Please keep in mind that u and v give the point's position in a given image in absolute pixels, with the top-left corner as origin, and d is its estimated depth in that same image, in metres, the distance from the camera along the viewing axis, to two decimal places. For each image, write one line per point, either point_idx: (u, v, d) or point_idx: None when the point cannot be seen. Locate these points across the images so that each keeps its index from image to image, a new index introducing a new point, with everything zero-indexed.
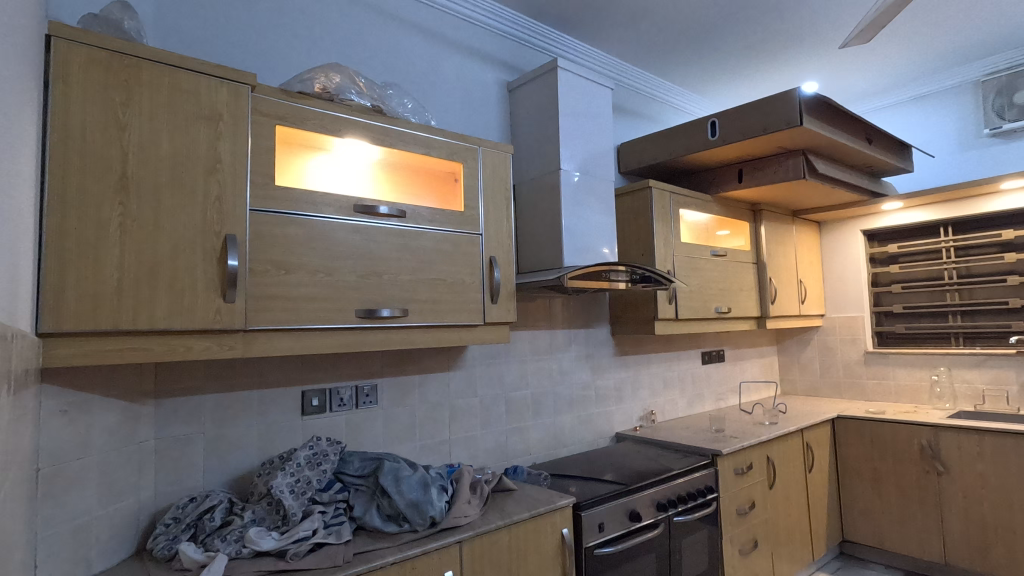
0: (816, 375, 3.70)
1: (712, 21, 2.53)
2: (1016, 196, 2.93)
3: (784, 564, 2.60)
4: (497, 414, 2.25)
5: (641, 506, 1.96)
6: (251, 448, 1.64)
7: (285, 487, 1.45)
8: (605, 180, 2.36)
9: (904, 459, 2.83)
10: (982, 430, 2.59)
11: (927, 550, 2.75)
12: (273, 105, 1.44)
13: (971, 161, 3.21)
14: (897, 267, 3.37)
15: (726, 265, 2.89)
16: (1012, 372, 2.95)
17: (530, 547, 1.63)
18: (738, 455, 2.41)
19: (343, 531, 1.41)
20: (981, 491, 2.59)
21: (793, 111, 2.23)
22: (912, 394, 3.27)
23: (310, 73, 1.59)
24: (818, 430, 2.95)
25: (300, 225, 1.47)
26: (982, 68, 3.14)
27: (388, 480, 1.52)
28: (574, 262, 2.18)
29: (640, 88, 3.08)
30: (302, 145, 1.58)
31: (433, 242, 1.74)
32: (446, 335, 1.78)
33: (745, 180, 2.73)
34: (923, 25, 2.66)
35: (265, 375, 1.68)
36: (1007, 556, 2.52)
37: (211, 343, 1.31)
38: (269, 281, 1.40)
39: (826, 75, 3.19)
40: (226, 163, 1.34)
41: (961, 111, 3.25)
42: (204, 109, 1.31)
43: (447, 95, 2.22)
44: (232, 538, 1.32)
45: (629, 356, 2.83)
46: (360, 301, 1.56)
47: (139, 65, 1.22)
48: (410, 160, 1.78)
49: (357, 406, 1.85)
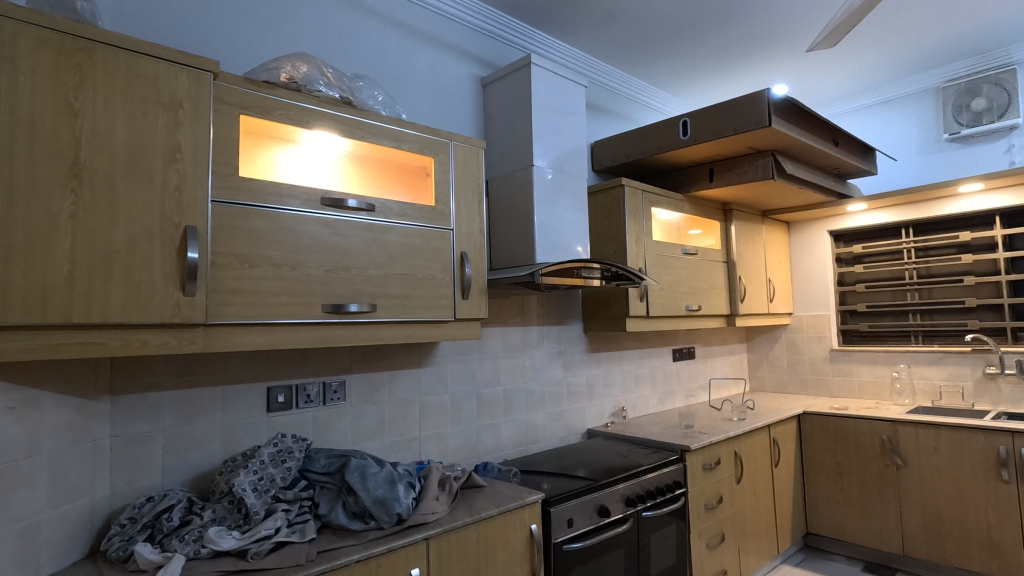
0: (784, 372, 3.78)
1: (684, 20, 2.55)
2: (974, 199, 3.03)
3: (750, 557, 2.65)
4: (469, 411, 2.24)
5: (610, 501, 1.97)
6: (213, 447, 1.60)
7: (247, 485, 1.42)
8: (577, 178, 2.37)
9: (866, 453, 2.91)
10: (938, 424, 2.68)
11: (887, 541, 2.84)
12: (237, 95, 1.41)
13: (932, 164, 3.32)
14: (862, 267, 3.47)
15: (697, 264, 2.93)
16: (968, 369, 3.06)
17: (499, 543, 1.63)
18: (707, 450, 2.45)
19: (307, 529, 1.39)
20: (938, 484, 2.68)
21: (762, 112, 2.27)
22: (874, 390, 3.37)
23: (276, 62, 1.56)
24: (784, 426, 3.01)
25: (264, 217, 1.43)
26: (941, 75, 3.24)
27: (355, 477, 1.50)
28: (547, 258, 2.18)
29: (615, 87, 3.11)
30: (269, 136, 1.54)
31: (403, 236, 1.72)
32: (417, 331, 1.76)
33: (715, 180, 2.77)
34: (887, 31, 2.74)
35: (229, 370, 1.64)
36: (961, 546, 2.61)
37: (169, 338, 1.27)
38: (232, 275, 1.37)
39: (794, 78, 3.25)
40: (187, 152, 1.30)
41: (923, 115, 3.35)
42: (163, 96, 1.27)
43: (418, 88, 2.20)
44: (191, 538, 1.29)
45: (601, 352, 2.85)
46: (327, 295, 1.54)
47: (93, 48, 1.18)
48: (380, 153, 1.75)
49: (325, 403, 1.83)
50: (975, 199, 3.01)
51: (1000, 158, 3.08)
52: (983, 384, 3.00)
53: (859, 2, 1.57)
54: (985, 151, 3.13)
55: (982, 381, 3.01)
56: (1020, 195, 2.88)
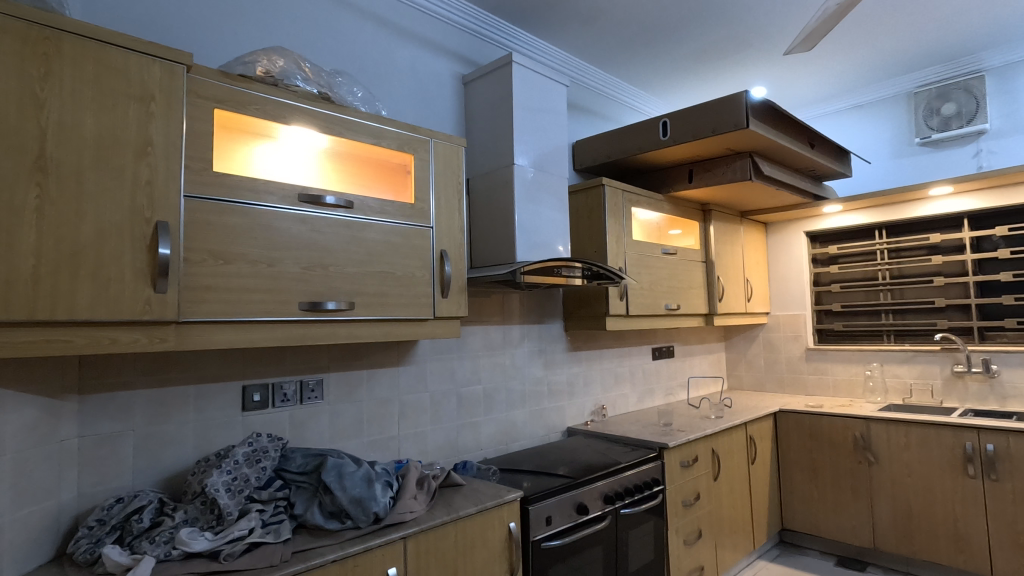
0: (761, 370, 3.83)
1: (664, 22, 2.58)
2: (944, 202, 3.11)
3: (727, 553, 2.69)
4: (448, 409, 2.23)
5: (589, 499, 1.99)
6: (186, 447, 1.57)
7: (220, 485, 1.39)
8: (558, 177, 2.37)
9: (840, 449, 2.97)
10: (909, 422, 2.75)
11: (859, 536, 2.90)
12: (211, 88, 1.38)
13: (904, 168, 3.39)
14: (837, 268, 3.54)
15: (676, 264, 2.96)
16: (937, 367, 3.14)
17: (476, 542, 1.62)
18: (685, 448, 2.47)
19: (282, 529, 1.37)
20: (907, 479, 2.75)
21: (740, 114, 2.30)
22: (848, 389, 3.44)
23: (252, 56, 1.53)
24: (761, 424, 3.05)
25: (240, 213, 1.41)
26: (913, 80, 3.32)
27: (331, 477, 1.48)
28: (527, 257, 2.18)
29: (596, 87, 3.12)
30: (245, 131, 1.51)
31: (382, 234, 1.71)
32: (396, 329, 1.75)
33: (695, 180, 2.80)
34: (862, 36, 2.79)
35: (202, 369, 1.61)
36: (929, 540, 2.68)
37: (139, 336, 1.24)
38: (205, 271, 1.34)
39: (772, 81, 3.30)
40: (158, 146, 1.28)
41: (896, 120, 3.43)
42: (134, 88, 1.24)
43: (398, 85, 2.19)
44: (161, 539, 1.26)
45: (582, 351, 2.86)
46: (304, 292, 1.52)
47: (61, 38, 1.14)
48: (359, 150, 1.74)
49: (302, 402, 1.81)
50: (945, 201, 3.10)
51: (968, 162, 3.17)
52: (952, 382, 3.08)
53: (835, 7, 1.60)
54: (954, 156, 3.22)
55: (950, 379, 3.10)
56: (987, 199, 2.97)
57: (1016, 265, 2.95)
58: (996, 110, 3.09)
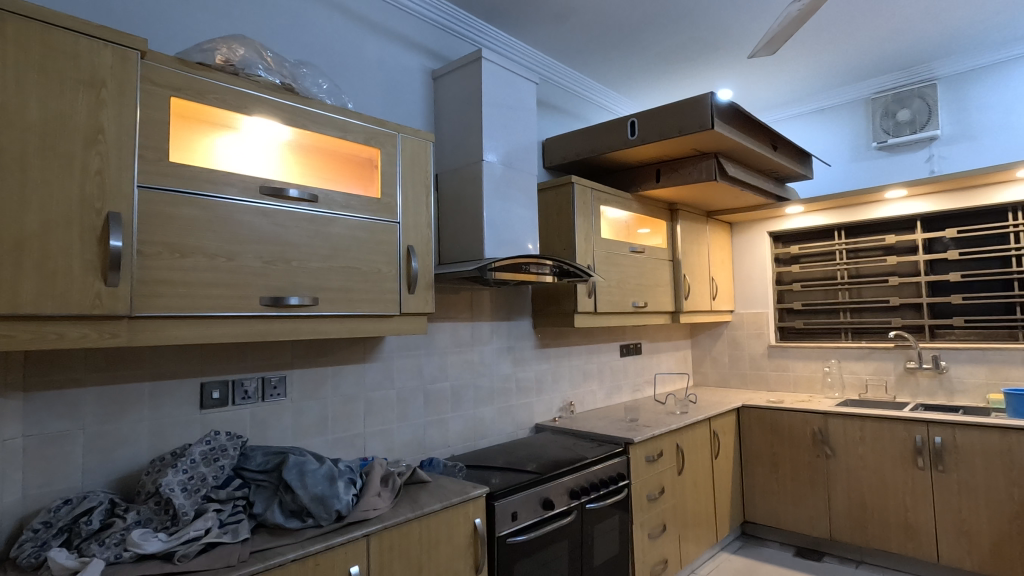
0: (725, 367, 3.92)
1: (633, 22, 2.61)
2: (899, 204, 3.24)
3: (691, 546, 2.74)
4: (415, 406, 2.22)
5: (555, 494, 2.00)
6: (140, 446, 1.52)
7: (176, 485, 1.36)
8: (527, 174, 2.38)
9: (799, 443, 3.06)
10: (863, 416, 2.86)
11: (816, 527, 3.00)
12: (167, 75, 1.34)
13: (861, 171, 3.52)
14: (798, 267, 3.64)
15: (644, 262, 3.00)
16: (891, 363, 3.26)
17: (441, 538, 1.62)
18: (650, 443, 2.51)
19: (240, 529, 1.34)
20: (862, 471, 2.85)
21: (706, 115, 2.34)
22: (808, 384, 3.55)
23: (211, 43, 1.49)
24: (724, 419, 3.13)
25: (198, 205, 1.37)
26: (871, 87, 3.44)
27: (292, 475, 1.45)
28: (495, 254, 2.18)
29: (566, 86, 3.14)
30: (204, 121, 1.47)
31: (347, 229, 1.69)
32: (361, 326, 1.72)
33: (662, 180, 2.84)
34: (823, 42, 2.88)
35: (158, 366, 1.56)
36: (881, 529, 2.79)
37: (88, 331, 1.20)
38: (159, 265, 1.30)
39: (737, 84, 3.37)
40: (110, 134, 1.23)
41: (854, 124, 3.55)
42: (83, 74, 1.19)
43: (366, 78, 2.16)
44: (112, 541, 1.22)
45: (551, 348, 2.88)
46: (266, 287, 1.49)
47: (3, 19, 1.09)
48: (323, 143, 1.71)
49: (263, 399, 1.77)
50: (899, 204, 3.24)
51: (921, 167, 3.30)
52: (904, 378, 3.21)
53: (797, 12, 1.65)
54: (908, 160, 3.35)
55: (903, 375, 3.22)
56: (937, 203, 3.10)
57: (964, 266, 3.09)
58: (947, 118, 3.23)
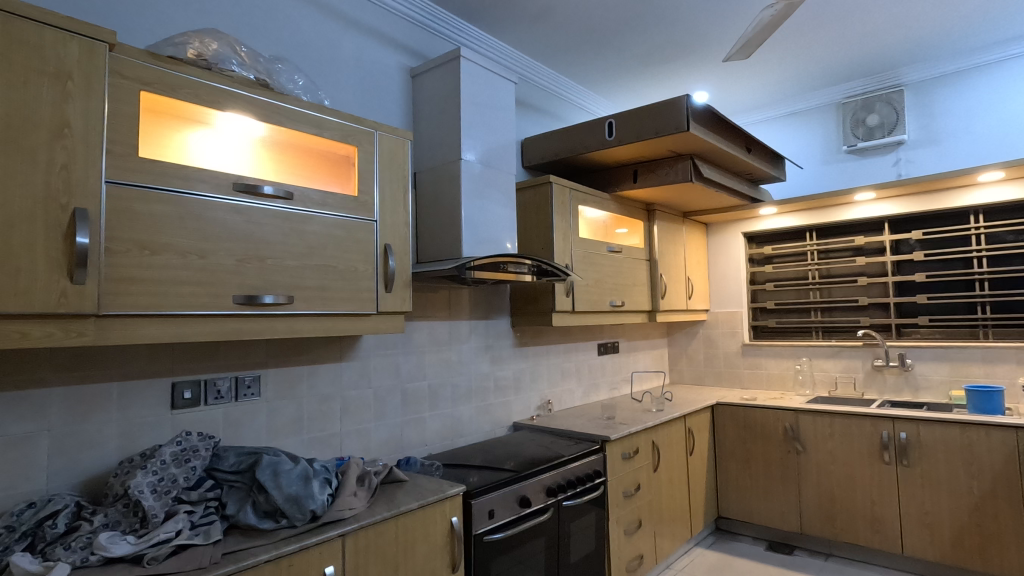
0: (700, 365, 3.98)
1: (611, 23, 2.63)
2: (868, 206, 3.32)
3: (666, 541, 2.78)
4: (393, 405, 2.21)
5: (532, 492, 2.02)
6: (108, 447, 1.49)
7: (145, 487, 1.34)
8: (505, 173, 2.38)
9: (771, 440, 3.13)
10: (833, 412, 2.93)
11: (787, 521, 3.07)
12: (137, 69, 1.31)
13: (832, 174, 3.60)
14: (771, 267, 3.72)
15: (621, 262, 3.03)
16: (859, 361, 3.35)
17: (418, 537, 1.62)
18: (626, 440, 2.55)
19: (212, 530, 1.32)
20: (831, 466, 2.93)
21: (682, 118, 2.37)
22: (780, 382, 3.63)
23: (182, 37, 1.46)
24: (699, 416, 3.18)
25: (169, 202, 1.35)
26: (841, 91, 3.52)
27: (266, 475, 1.44)
28: (473, 252, 2.18)
29: (545, 86, 3.16)
30: (176, 116, 1.45)
31: (323, 227, 1.67)
32: (337, 324, 1.71)
33: (639, 181, 2.88)
34: (796, 47, 2.94)
35: (127, 365, 1.53)
36: (848, 523, 2.87)
37: (53, 330, 1.17)
38: (128, 262, 1.27)
39: (713, 86, 3.43)
40: (77, 128, 1.20)
41: (825, 128, 3.63)
42: (48, 66, 1.16)
43: (342, 74, 2.14)
44: (78, 545, 1.20)
45: (529, 346, 2.89)
46: (239, 286, 1.47)
47: None
48: (298, 140, 1.69)
49: (237, 399, 1.74)
50: (868, 206, 3.32)
51: (889, 170, 3.40)
52: (872, 375, 3.30)
53: (770, 18, 1.68)
54: (877, 164, 3.44)
55: (871, 373, 3.31)
56: (904, 205, 3.20)
57: (929, 266, 3.19)
58: (914, 123, 3.33)
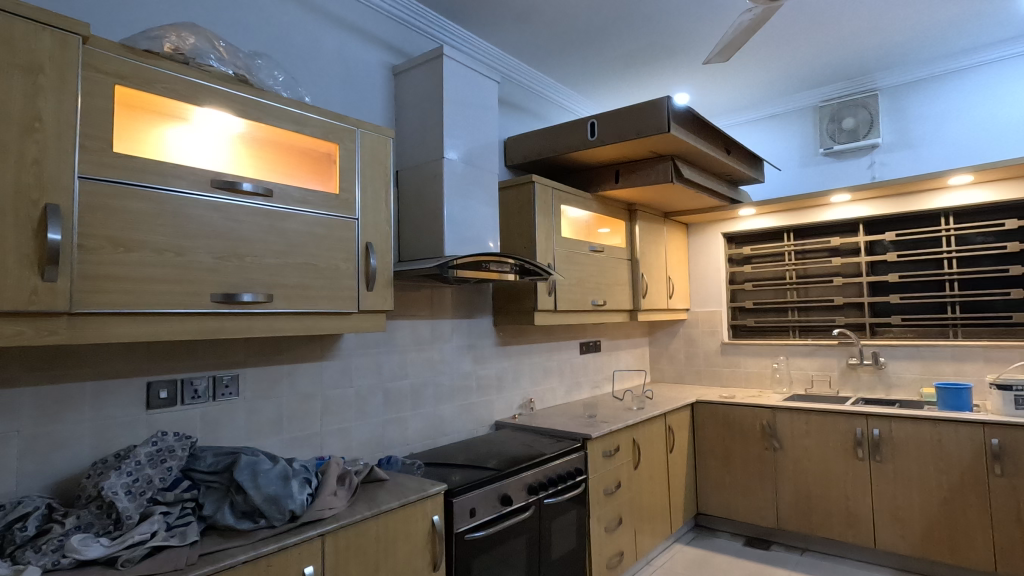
0: (681, 364, 4.03)
1: (593, 24, 2.65)
2: (843, 208, 3.39)
3: (646, 538, 2.81)
4: (374, 404, 2.20)
5: (513, 490, 2.02)
6: (81, 447, 1.46)
7: (119, 488, 1.31)
8: (488, 172, 2.38)
9: (749, 437, 3.18)
10: (809, 410, 2.99)
11: (764, 516, 3.12)
12: (112, 63, 1.29)
13: (809, 176, 3.67)
14: (750, 267, 3.78)
15: (603, 261, 3.05)
16: (835, 360, 3.42)
17: (399, 536, 1.61)
18: (607, 438, 2.57)
19: (189, 531, 1.30)
20: (807, 462, 2.99)
21: (662, 119, 2.40)
22: (758, 380, 3.69)
23: (159, 30, 1.44)
24: (679, 414, 3.22)
25: (146, 198, 1.32)
26: (818, 95, 3.59)
27: (244, 475, 1.42)
28: (455, 251, 2.18)
29: (528, 85, 3.16)
30: (152, 111, 1.42)
31: (304, 225, 1.66)
32: (318, 323, 1.70)
33: (621, 181, 2.90)
34: (774, 51, 2.99)
35: (101, 364, 1.50)
36: (824, 518, 2.93)
37: (24, 328, 1.14)
38: (103, 259, 1.25)
39: (694, 89, 3.47)
40: (49, 122, 1.18)
41: (802, 131, 3.70)
42: (19, 58, 1.13)
43: (324, 71, 2.12)
44: (49, 548, 1.17)
45: (511, 345, 2.90)
46: (217, 284, 1.45)
47: None
48: (278, 137, 1.67)
49: (215, 399, 1.72)
50: (844, 208, 3.39)
51: (864, 173, 3.48)
52: (847, 373, 3.37)
53: (748, 21, 1.71)
54: (852, 166, 3.52)
55: (846, 371, 3.38)
56: (878, 207, 3.28)
57: (902, 267, 3.26)
58: (888, 127, 3.41)
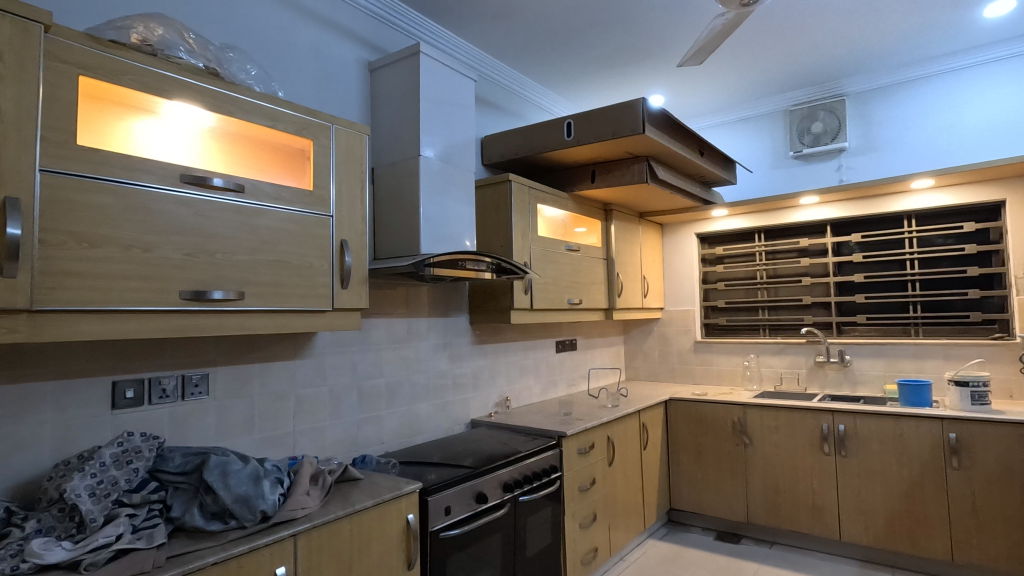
0: (655, 362, 4.08)
1: (570, 25, 2.67)
2: (812, 210, 3.48)
3: (620, 534, 2.84)
4: (349, 403, 2.18)
5: (488, 488, 2.03)
6: (43, 449, 1.42)
7: (83, 490, 1.28)
8: (465, 170, 2.38)
9: (721, 433, 3.24)
10: (778, 406, 3.06)
11: (734, 511, 3.19)
12: (76, 53, 1.25)
13: (779, 178, 3.76)
14: (722, 267, 3.86)
15: (579, 260, 3.08)
16: (803, 357, 3.51)
17: (373, 535, 1.60)
18: (582, 436, 2.59)
19: (156, 533, 1.28)
20: (776, 458, 3.06)
21: (637, 120, 2.43)
22: (729, 377, 3.76)
23: (126, 21, 1.40)
24: (653, 412, 3.26)
25: (112, 192, 1.29)
26: (789, 99, 3.68)
27: (214, 476, 1.40)
28: (431, 249, 2.17)
29: (505, 84, 3.17)
30: (118, 103, 1.39)
31: (277, 221, 1.63)
32: (291, 321, 1.68)
33: (597, 181, 2.93)
34: (747, 55, 3.05)
35: (64, 363, 1.46)
36: (791, 511, 3.01)
37: None
38: (66, 255, 1.21)
39: (669, 91, 3.52)
40: (8, 112, 1.14)
41: (773, 134, 3.79)
42: None
43: (298, 65, 2.09)
44: (8, 553, 1.14)
45: (487, 344, 2.90)
46: (187, 281, 1.42)
47: None
48: (250, 132, 1.64)
49: (183, 398, 1.68)
50: (813, 210, 3.48)
51: (831, 176, 3.58)
52: (815, 371, 3.46)
53: (720, 26, 1.75)
54: (820, 169, 3.62)
55: (813, 368, 3.48)
56: (845, 209, 3.37)
57: (867, 267, 3.37)
58: (854, 131, 3.51)
